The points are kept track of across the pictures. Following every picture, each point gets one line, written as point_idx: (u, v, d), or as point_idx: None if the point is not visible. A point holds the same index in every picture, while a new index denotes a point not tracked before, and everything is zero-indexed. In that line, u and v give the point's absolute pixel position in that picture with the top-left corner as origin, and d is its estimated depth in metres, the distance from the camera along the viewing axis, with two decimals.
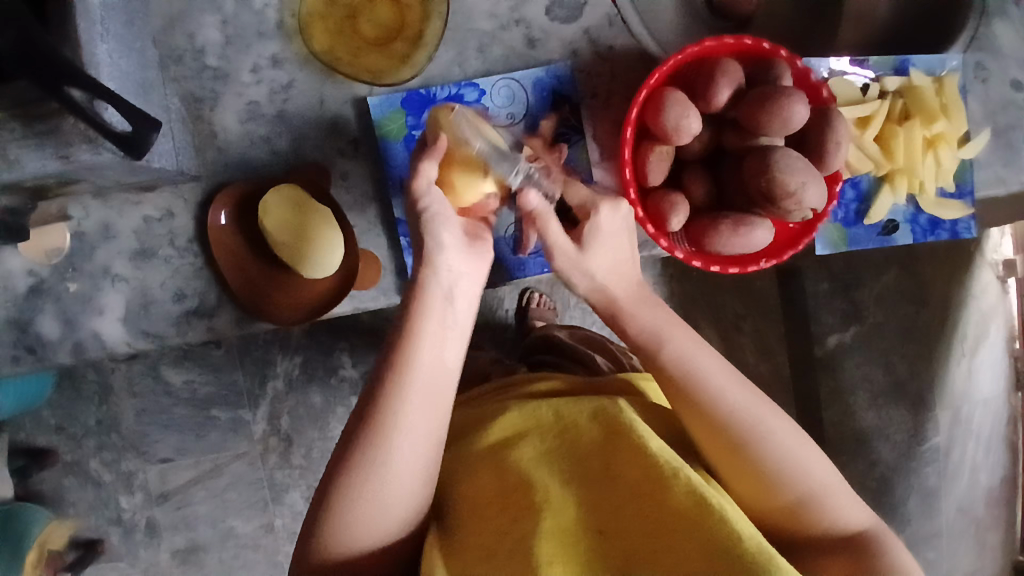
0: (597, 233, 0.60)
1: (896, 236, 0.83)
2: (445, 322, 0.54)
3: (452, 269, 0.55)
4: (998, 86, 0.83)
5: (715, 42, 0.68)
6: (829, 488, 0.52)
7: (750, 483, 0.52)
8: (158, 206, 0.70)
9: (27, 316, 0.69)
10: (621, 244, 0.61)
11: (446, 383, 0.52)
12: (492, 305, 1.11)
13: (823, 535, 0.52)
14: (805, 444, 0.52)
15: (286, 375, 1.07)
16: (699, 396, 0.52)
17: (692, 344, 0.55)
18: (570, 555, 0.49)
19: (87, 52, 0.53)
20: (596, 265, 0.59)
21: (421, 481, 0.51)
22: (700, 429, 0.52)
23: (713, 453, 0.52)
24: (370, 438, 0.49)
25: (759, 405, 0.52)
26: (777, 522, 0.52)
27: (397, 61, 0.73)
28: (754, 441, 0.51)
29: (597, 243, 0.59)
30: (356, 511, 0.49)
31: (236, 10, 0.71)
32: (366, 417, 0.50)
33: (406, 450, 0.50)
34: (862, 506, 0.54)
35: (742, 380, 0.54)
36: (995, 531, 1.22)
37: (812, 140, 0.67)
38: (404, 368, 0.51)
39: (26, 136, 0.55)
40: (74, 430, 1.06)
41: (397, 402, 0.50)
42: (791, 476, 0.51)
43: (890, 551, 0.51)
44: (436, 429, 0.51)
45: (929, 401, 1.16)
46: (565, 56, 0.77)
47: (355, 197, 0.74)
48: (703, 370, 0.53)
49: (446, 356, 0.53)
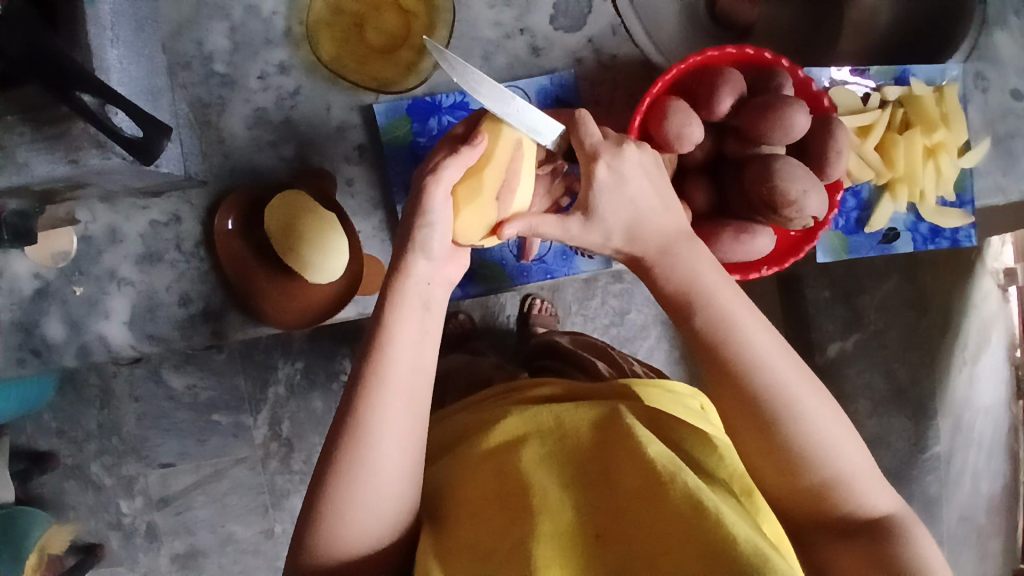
0: (600, 188, 0.54)
1: (897, 244, 0.84)
2: (422, 326, 0.54)
3: (428, 279, 0.54)
4: (997, 95, 0.84)
5: (717, 52, 0.69)
6: (858, 472, 0.53)
7: (778, 464, 0.52)
8: (164, 210, 0.71)
9: (33, 319, 0.69)
10: (633, 195, 0.55)
11: (422, 387, 0.53)
12: (493, 311, 1.12)
13: (847, 517, 0.53)
14: (842, 424, 0.53)
15: (288, 379, 1.07)
16: (736, 366, 0.52)
17: (738, 307, 0.54)
18: (569, 556, 0.49)
19: (97, 57, 0.53)
20: (610, 223, 0.56)
21: (405, 485, 0.52)
22: (733, 406, 0.52)
23: (746, 431, 0.52)
24: (351, 446, 0.50)
25: (797, 381, 0.52)
26: (800, 503, 0.54)
27: (403, 68, 0.73)
28: (790, 420, 0.51)
29: (603, 202, 0.55)
30: (343, 519, 0.50)
31: (243, 18, 0.72)
32: (345, 426, 0.51)
33: (388, 455, 0.50)
34: (888, 491, 0.55)
35: (787, 352, 0.53)
36: (996, 540, 1.22)
37: (812, 148, 0.67)
38: (379, 375, 0.51)
39: (36, 140, 0.55)
40: (76, 434, 1.06)
41: (375, 408, 0.50)
42: (822, 458, 0.52)
43: (912, 535, 0.52)
44: (415, 433, 0.52)
45: (929, 409, 1.16)
46: (569, 64, 0.78)
47: (360, 203, 0.75)
48: (745, 335, 0.52)
49: (422, 359, 0.53)
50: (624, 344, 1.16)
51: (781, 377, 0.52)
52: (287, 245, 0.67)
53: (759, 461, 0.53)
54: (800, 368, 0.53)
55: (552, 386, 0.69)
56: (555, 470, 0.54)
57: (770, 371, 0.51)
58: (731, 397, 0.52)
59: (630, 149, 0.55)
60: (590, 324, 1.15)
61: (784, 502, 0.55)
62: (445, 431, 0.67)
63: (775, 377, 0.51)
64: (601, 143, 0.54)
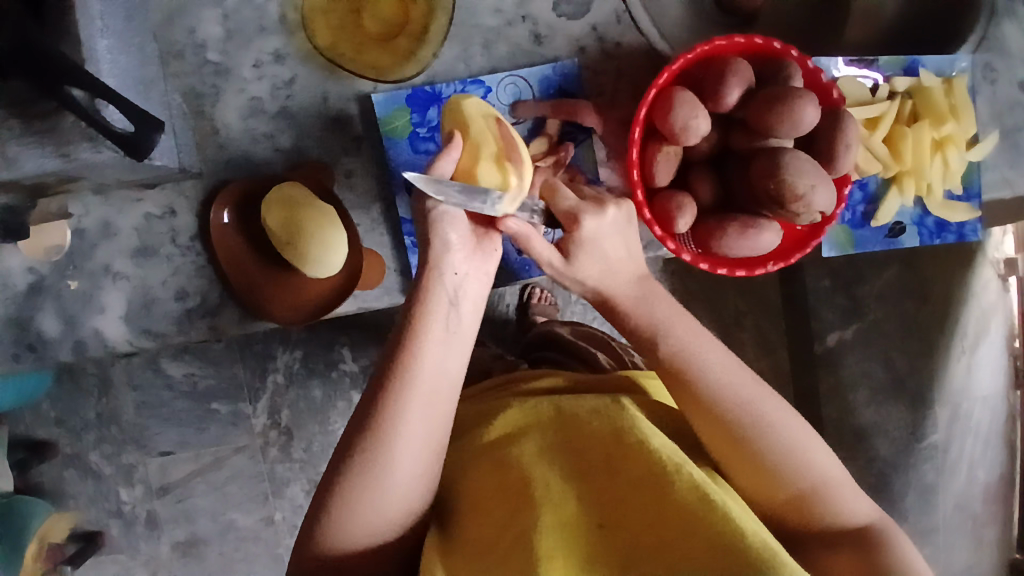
0: (583, 243, 0.58)
1: (903, 238, 0.83)
2: (446, 328, 0.53)
3: (457, 268, 0.54)
4: (1005, 87, 0.83)
5: (725, 42, 0.67)
6: (834, 481, 0.52)
7: (753, 475, 0.52)
8: (159, 203, 0.69)
9: (27, 314, 0.68)
10: (607, 251, 0.59)
11: (443, 387, 0.52)
12: (492, 300, 1.11)
13: (827, 529, 0.51)
14: (812, 438, 0.53)
15: (287, 368, 1.07)
16: (699, 387, 0.53)
17: (696, 337, 0.56)
18: (573, 550, 0.48)
19: (86, 48, 0.52)
20: (586, 272, 0.59)
21: (416, 482, 0.50)
22: (703, 425, 0.53)
23: (721, 448, 0.53)
24: (371, 445, 0.49)
25: (762, 400, 0.53)
26: (782, 515, 0.52)
27: (401, 56, 0.72)
28: (758, 432, 0.51)
29: (584, 254, 0.58)
30: (355, 517, 0.49)
31: (237, 5, 0.70)
32: (366, 425, 0.50)
33: (408, 456, 0.49)
34: (868, 502, 0.53)
35: (747, 374, 0.54)
36: (993, 528, 1.22)
37: (822, 142, 0.66)
38: (405, 375, 0.50)
39: (26, 135, 0.54)
40: (74, 423, 1.05)
41: (398, 409, 0.49)
42: (798, 468, 0.51)
43: (895, 545, 0.51)
44: (437, 436, 0.51)
45: (928, 398, 1.16)
46: (572, 53, 0.76)
47: (358, 195, 0.74)
48: (701, 359, 0.54)
49: (449, 363, 0.52)
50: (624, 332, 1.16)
51: (744, 394, 0.52)
52: (288, 241, 0.66)
53: (738, 474, 0.53)
54: (761, 387, 0.54)
55: (550, 377, 0.68)
56: (555, 462, 0.53)
57: (728, 390, 0.52)
58: (699, 411, 0.53)
59: (609, 210, 0.59)
60: (590, 313, 1.14)
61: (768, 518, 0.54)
62: None
63: (739, 398, 0.52)
64: (581, 206, 0.58)
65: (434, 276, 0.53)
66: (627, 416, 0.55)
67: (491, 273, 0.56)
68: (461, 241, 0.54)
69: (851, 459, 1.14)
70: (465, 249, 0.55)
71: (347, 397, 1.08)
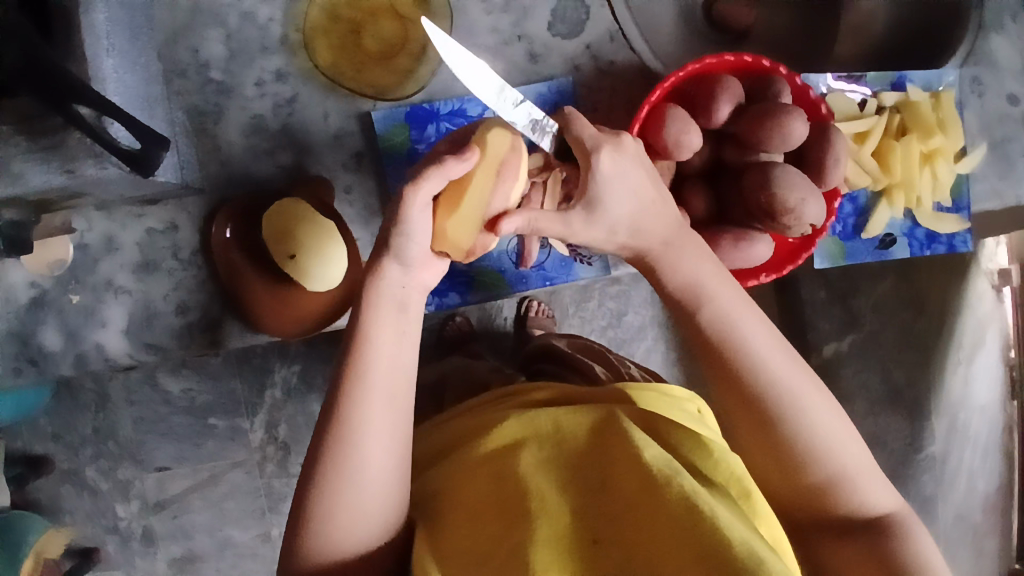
0: (602, 179, 0.54)
1: (894, 249, 0.84)
2: (398, 327, 0.53)
3: (403, 282, 0.53)
4: (993, 99, 0.85)
5: (715, 60, 0.69)
6: (861, 471, 0.54)
7: (778, 462, 0.54)
8: (161, 219, 0.70)
9: (29, 328, 0.69)
10: (633, 186, 0.56)
11: (402, 388, 0.53)
12: (491, 314, 1.12)
13: (848, 516, 0.55)
14: (844, 423, 0.54)
15: (285, 382, 1.07)
16: (737, 366, 0.53)
17: (740, 308, 0.55)
18: (568, 558, 0.49)
19: (92, 67, 0.53)
20: (617, 215, 0.55)
21: (391, 487, 0.51)
22: (736, 402, 0.54)
23: (748, 428, 0.54)
24: (335, 446, 0.50)
25: (798, 380, 0.53)
26: (805, 502, 0.55)
27: (401, 76, 0.74)
28: (794, 417, 0.52)
29: (605, 195, 0.54)
30: (331, 519, 0.50)
31: (240, 25, 0.71)
32: (327, 428, 0.51)
33: (373, 454, 0.51)
34: (891, 491, 0.56)
35: (789, 351, 0.55)
36: (992, 539, 1.23)
37: (812, 156, 0.68)
38: (360, 377, 0.51)
39: (32, 151, 0.55)
40: (71, 438, 1.05)
41: (357, 408, 0.51)
42: (826, 455, 0.53)
43: (910, 536, 0.54)
44: (397, 432, 0.52)
45: (924, 408, 1.17)
46: (567, 71, 0.78)
47: (357, 209, 0.75)
48: (745, 334, 0.54)
49: (402, 359, 0.53)
50: (621, 345, 1.17)
51: (788, 375, 0.53)
52: (291, 253, 0.67)
53: (763, 462, 0.55)
54: (802, 367, 0.55)
55: (548, 390, 0.69)
56: (553, 473, 0.54)
57: (770, 367, 0.53)
58: (733, 395, 0.54)
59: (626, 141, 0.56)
60: (587, 326, 1.16)
61: (787, 503, 0.57)
62: (444, 434, 0.66)
63: (777, 377, 0.53)
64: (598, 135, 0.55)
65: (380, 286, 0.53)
66: (621, 426, 0.55)
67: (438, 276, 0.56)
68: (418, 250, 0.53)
69: None
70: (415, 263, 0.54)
71: None
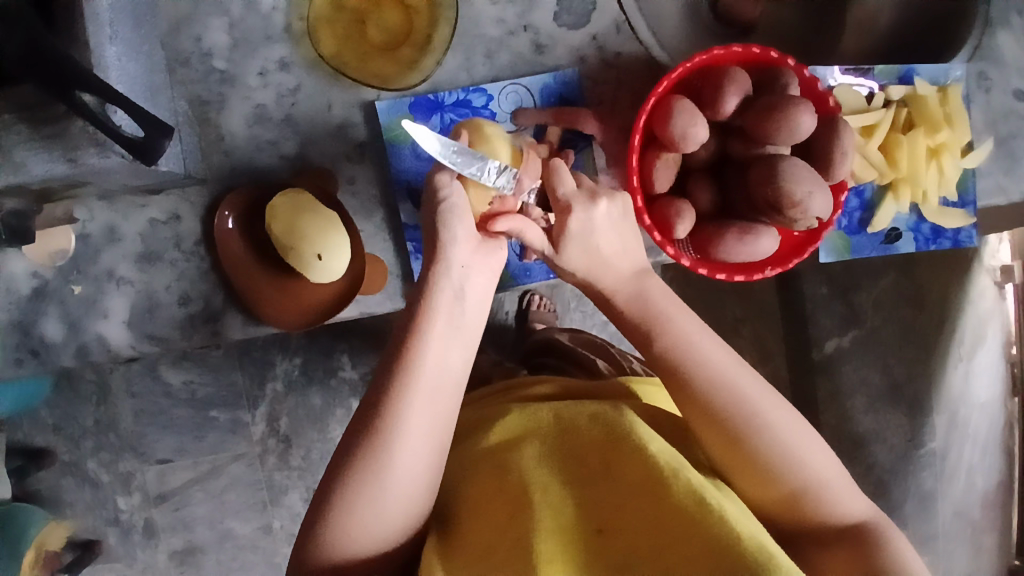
0: (570, 235, 0.60)
1: (900, 244, 0.84)
2: (453, 324, 0.55)
3: (463, 263, 0.56)
4: (1000, 95, 0.84)
5: (723, 51, 0.68)
6: (832, 480, 0.54)
7: (754, 477, 0.53)
8: (164, 209, 0.70)
9: (31, 318, 0.68)
10: (601, 239, 0.60)
11: (451, 390, 0.53)
12: (492, 309, 1.10)
13: (822, 526, 0.53)
14: (810, 435, 0.54)
15: (286, 375, 1.07)
16: (698, 385, 0.54)
17: (696, 333, 0.57)
18: (571, 551, 0.49)
19: (94, 55, 0.52)
20: (576, 264, 0.60)
21: (420, 484, 0.51)
22: (700, 422, 0.54)
23: (716, 445, 0.53)
24: (371, 438, 0.50)
25: (762, 396, 0.54)
26: (781, 515, 0.54)
27: (404, 66, 0.73)
28: (755, 436, 0.52)
29: (572, 246, 0.60)
30: (357, 516, 0.49)
31: (243, 14, 0.71)
32: (368, 419, 0.50)
33: (406, 449, 0.50)
34: (863, 499, 0.55)
35: (745, 369, 0.55)
36: (991, 535, 1.22)
37: (819, 149, 0.67)
38: (409, 374, 0.51)
39: (33, 139, 0.54)
40: (72, 430, 1.05)
41: (400, 402, 0.50)
42: (796, 466, 0.52)
43: (889, 542, 0.53)
44: (438, 435, 0.52)
45: (926, 405, 1.16)
46: (573, 62, 0.77)
47: (361, 201, 0.74)
48: (701, 357, 0.55)
49: (453, 360, 0.54)
50: (622, 340, 1.16)
51: (744, 393, 0.53)
52: (319, 254, 0.67)
53: (735, 477, 0.54)
54: (763, 384, 0.55)
55: (550, 384, 0.68)
56: (555, 469, 0.53)
57: (726, 387, 0.53)
58: (699, 415, 0.54)
59: (602, 204, 0.60)
60: (588, 321, 1.15)
61: (767, 515, 0.55)
62: None
63: (738, 395, 0.53)
64: (574, 197, 0.59)
65: (441, 273, 0.56)
66: (623, 420, 0.55)
67: (497, 274, 0.58)
68: (468, 233, 0.57)
69: (849, 466, 1.13)
70: (470, 240, 0.57)
71: (347, 404, 1.09)
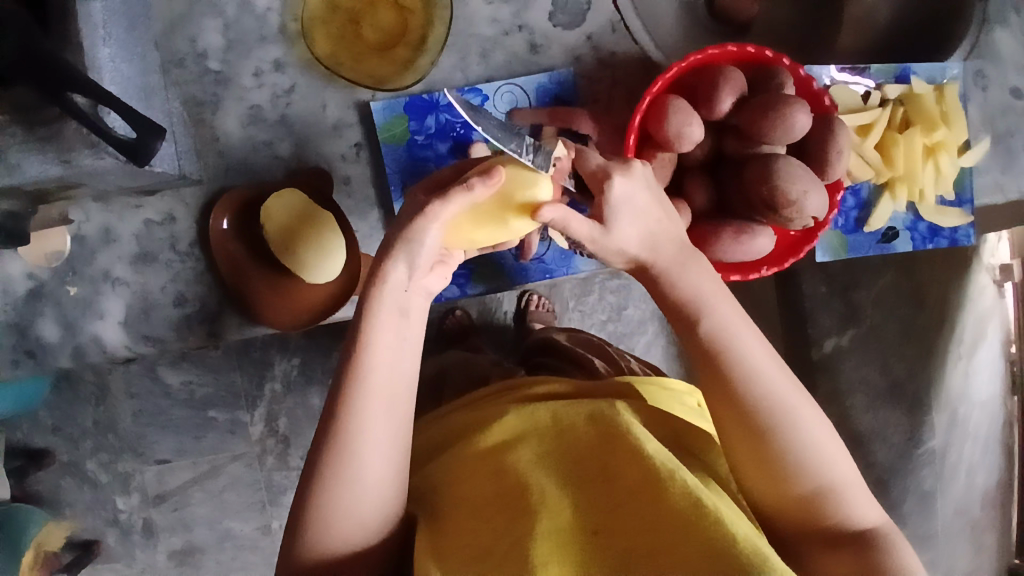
0: (616, 203, 0.54)
1: (897, 243, 0.84)
2: (401, 334, 0.52)
3: (407, 285, 0.52)
4: (997, 93, 0.84)
5: (718, 51, 0.69)
6: (845, 483, 0.53)
7: (771, 474, 0.52)
8: (159, 210, 0.70)
9: (27, 319, 0.69)
10: (642, 208, 0.55)
11: (404, 394, 0.52)
12: (492, 308, 1.11)
13: (833, 528, 0.53)
14: (830, 435, 0.53)
15: (284, 375, 1.07)
16: (735, 373, 0.52)
17: (738, 319, 0.54)
18: (570, 552, 0.48)
19: (88, 56, 0.53)
20: (628, 239, 0.54)
21: (389, 487, 0.50)
22: (727, 413, 0.53)
23: (740, 439, 0.53)
24: (335, 452, 0.49)
25: (793, 392, 0.53)
26: (790, 513, 0.53)
27: (399, 66, 0.72)
28: (789, 428, 0.52)
29: (620, 216, 0.54)
30: (334, 526, 0.49)
31: (237, 15, 0.71)
32: (327, 436, 0.50)
33: (370, 458, 0.49)
34: (875, 505, 0.55)
35: (779, 364, 0.54)
36: (991, 534, 1.22)
37: (812, 149, 0.67)
38: (359, 385, 0.50)
39: (27, 141, 0.54)
40: (71, 431, 1.04)
41: (356, 413, 0.49)
42: (811, 467, 0.52)
43: (899, 548, 0.52)
44: (399, 438, 0.51)
45: (928, 402, 1.15)
46: (568, 61, 0.77)
47: (356, 202, 0.75)
48: (740, 348, 0.53)
49: (404, 364, 0.52)
50: (621, 339, 1.16)
51: (776, 388, 0.52)
52: (315, 256, 0.69)
53: (753, 473, 0.53)
54: (793, 380, 0.54)
55: (547, 385, 0.68)
56: (553, 470, 0.53)
57: (758, 378, 0.52)
58: (732, 406, 0.52)
59: (637, 167, 0.55)
60: (588, 320, 1.15)
61: (771, 516, 0.55)
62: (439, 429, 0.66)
63: (770, 388, 0.52)
64: (608, 163, 0.54)
65: (382, 290, 0.51)
66: (620, 421, 0.54)
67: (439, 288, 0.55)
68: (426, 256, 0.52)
69: None
70: (427, 266, 0.53)
71: None
